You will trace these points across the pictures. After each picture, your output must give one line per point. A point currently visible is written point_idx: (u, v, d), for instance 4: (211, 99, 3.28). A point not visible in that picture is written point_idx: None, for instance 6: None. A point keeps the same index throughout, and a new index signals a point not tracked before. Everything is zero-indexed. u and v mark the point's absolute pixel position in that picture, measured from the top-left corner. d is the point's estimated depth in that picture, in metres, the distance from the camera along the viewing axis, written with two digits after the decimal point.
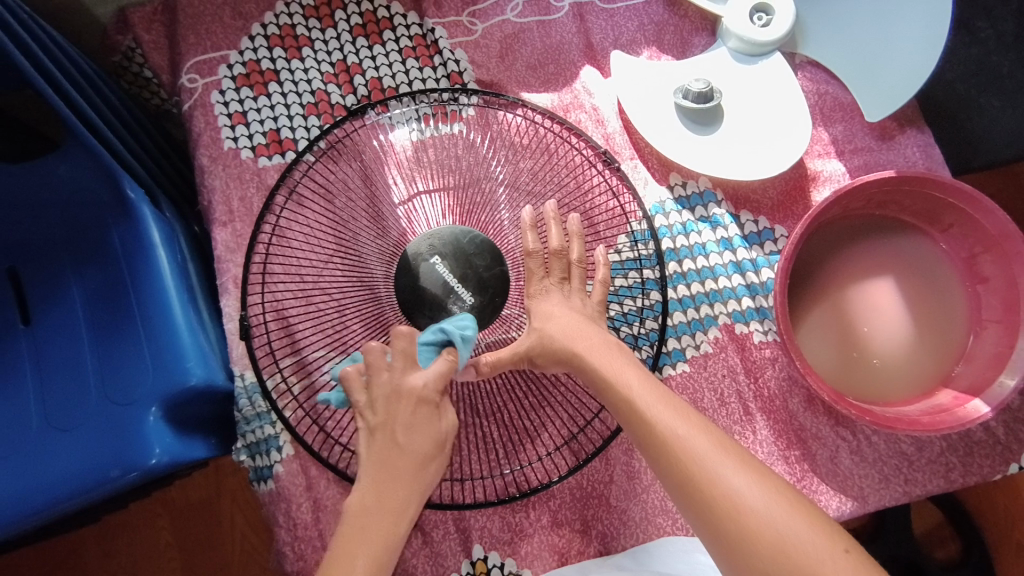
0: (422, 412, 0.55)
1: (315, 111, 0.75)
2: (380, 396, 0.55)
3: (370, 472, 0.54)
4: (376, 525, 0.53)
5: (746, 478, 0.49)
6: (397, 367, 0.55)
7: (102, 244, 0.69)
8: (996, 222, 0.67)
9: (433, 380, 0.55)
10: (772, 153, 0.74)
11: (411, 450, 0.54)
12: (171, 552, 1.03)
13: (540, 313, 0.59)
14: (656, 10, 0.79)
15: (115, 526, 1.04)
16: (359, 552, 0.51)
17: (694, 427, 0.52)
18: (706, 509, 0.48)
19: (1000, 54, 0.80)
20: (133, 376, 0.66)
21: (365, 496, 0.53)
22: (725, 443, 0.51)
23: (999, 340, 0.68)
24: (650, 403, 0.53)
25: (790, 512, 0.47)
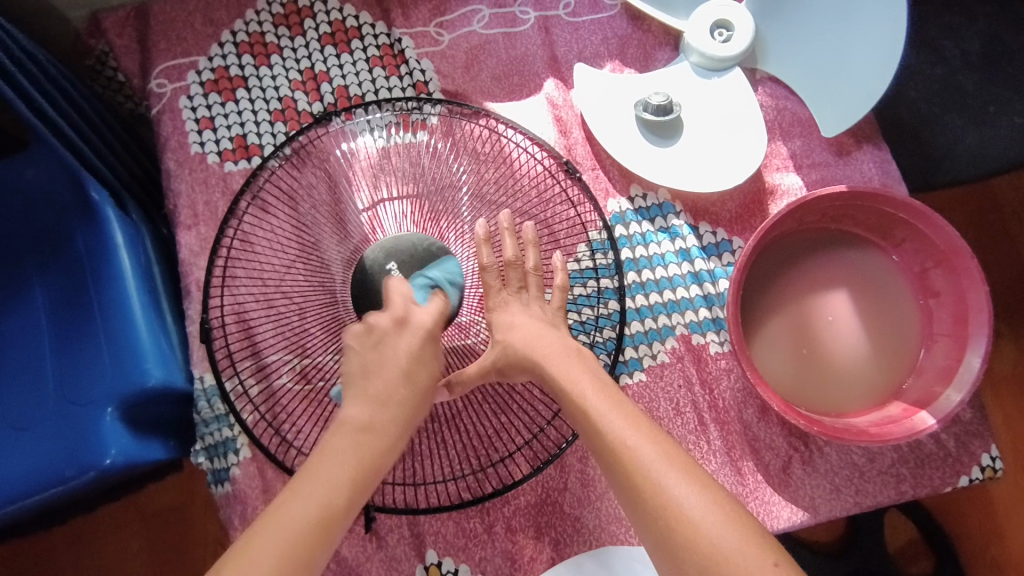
0: (427, 347, 0.58)
1: (281, 117, 0.76)
2: (383, 327, 0.57)
3: (362, 385, 0.55)
4: (372, 438, 0.53)
5: (693, 493, 0.50)
6: (399, 307, 0.59)
7: (66, 246, 0.70)
8: (945, 239, 0.69)
9: (432, 318, 0.59)
10: (728, 166, 0.75)
11: (404, 366, 0.56)
12: (140, 558, 1.03)
13: (500, 325, 0.60)
14: (620, 24, 0.81)
15: (87, 531, 1.04)
16: (343, 454, 0.52)
17: (648, 439, 0.53)
18: (653, 519, 0.50)
19: (964, 74, 0.84)
20: (90, 377, 0.66)
21: (361, 410, 0.54)
22: (678, 457, 0.52)
23: (948, 354, 0.69)
24: (603, 411, 0.54)
25: (725, 524, 0.48)
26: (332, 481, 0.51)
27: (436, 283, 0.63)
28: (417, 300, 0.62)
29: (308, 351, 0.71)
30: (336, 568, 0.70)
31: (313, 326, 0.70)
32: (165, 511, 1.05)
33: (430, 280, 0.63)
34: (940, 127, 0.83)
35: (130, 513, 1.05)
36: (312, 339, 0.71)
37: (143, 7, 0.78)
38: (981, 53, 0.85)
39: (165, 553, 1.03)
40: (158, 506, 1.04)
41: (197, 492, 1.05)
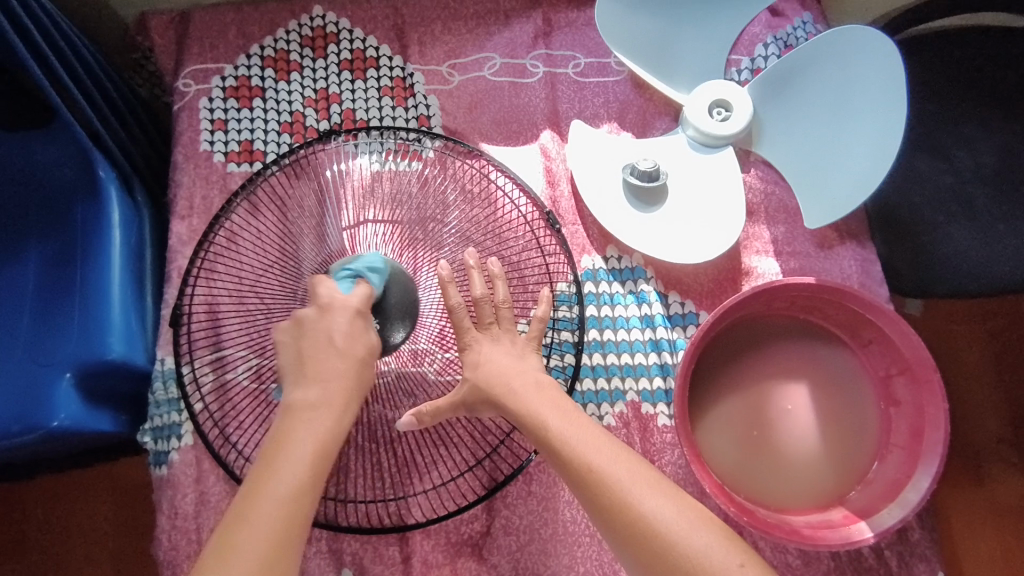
0: (360, 323, 0.59)
1: (289, 129, 0.81)
2: (309, 316, 0.59)
3: (303, 371, 0.57)
4: (316, 416, 0.55)
5: (661, 499, 0.54)
6: (321, 294, 0.59)
7: (66, 216, 0.75)
8: (913, 349, 0.68)
9: (358, 300, 0.59)
10: (705, 239, 0.75)
11: (341, 345, 0.58)
12: (105, 527, 1.05)
13: (470, 363, 0.61)
14: (622, 90, 0.84)
15: (60, 491, 1.06)
16: (291, 439, 0.53)
17: (608, 452, 0.57)
18: (629, 527, 0.53)
19: (975, 186, 0.83)
20: (57, 341, 0.70)
21: (307, 392, 0.56)
22: (643, 470, 0.56)
23: (899, 468, 0.68)
24: (561, 429, 0.58)
25: (695, 527, 0.53)
26: (291, 466, 0.52)
27: (357, 273, 0.62)
28: (341, 290, 0.61)
29: (266, 352, 0.73)
30: None
31: (276, 329, 0.72)
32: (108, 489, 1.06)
33: (352, 271, 0.62)
34: (942, 236, 0.82)
35: (103, 482, 1.06)
36: (272, 341, 0.73)
37: (187, 14, 0.85)
38: (995, 168, 0.84)
39: (100, 530, 1.05)
40: (103, 481, 1.07)
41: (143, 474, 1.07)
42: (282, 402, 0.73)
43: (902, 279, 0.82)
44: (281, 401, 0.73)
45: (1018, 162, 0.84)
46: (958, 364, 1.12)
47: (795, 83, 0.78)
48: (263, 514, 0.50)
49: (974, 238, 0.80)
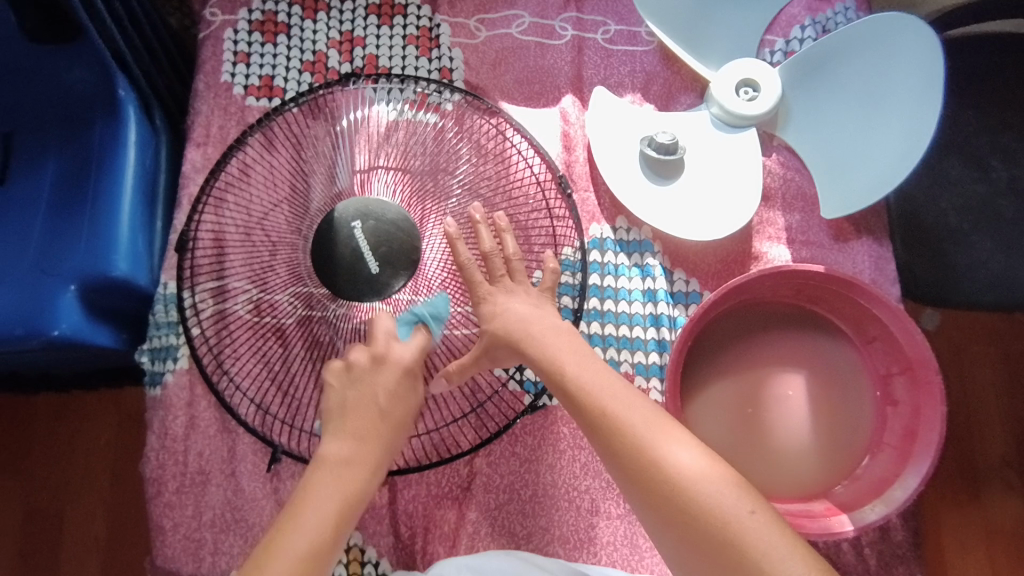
0: (405, 384, 0.61)
1: (310, 69, 0.81)
2: (361, 365, 0.61)
3: (342, 423, 0.59)
4: (350, 473, 0.57)
5: (676, 443, 0.53)
6: (380, 343, 0.62)
7: (84, 132, 0.76)
8: (915, 347, 0.66)
9: (411, 355, 0.62)
10: (716, 216, 0.74)
11: (383, 406, 0.60)
12: (106, 452, 1.07)
13: (486, 315, 0.61)
14: (650, 60, 0.82)
15: (64, 413, 1.08)
16: (325, 492, 0.55)
17: (625, 400, 0.56)
18: (644, 471, 0.52)
19: (1005, 200, 0.81)
20: (65, 251, 0.71)
21: (342, 446, 0.58)
22: (660, 417, 0.55)
23: (888, 466, 0.67)
24: (579, 375, 0.57)
25: (712, 472, 0.52)
26: (315, 521, 0.53)
27: (420, 317, 0.65)
28: (399, 335, 0.64)
29: (267, 286, 0.73)
30: (231, 497, 0.72)
31: (279, 265, 0.72)
32: (94, 416, 1.08)
33: (415, 315, 0.66)
34: (965, 244, 0.80)
35: (106, 409, 1.08)
36: (274, 277, 0.72)
37: None
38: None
39: (86, 456, 1.07)
40: (90, 408, 1.08)
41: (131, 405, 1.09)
42: (277, 337, 0.73)
43: (919, 287, 0.81)
44: (277, 336, 0.73)
45: None
46: (964, 381, 1.10)
47: (825, 68, 0.76)
48: (282, 557, 0.51)
49: (1002, 250, 0.79)
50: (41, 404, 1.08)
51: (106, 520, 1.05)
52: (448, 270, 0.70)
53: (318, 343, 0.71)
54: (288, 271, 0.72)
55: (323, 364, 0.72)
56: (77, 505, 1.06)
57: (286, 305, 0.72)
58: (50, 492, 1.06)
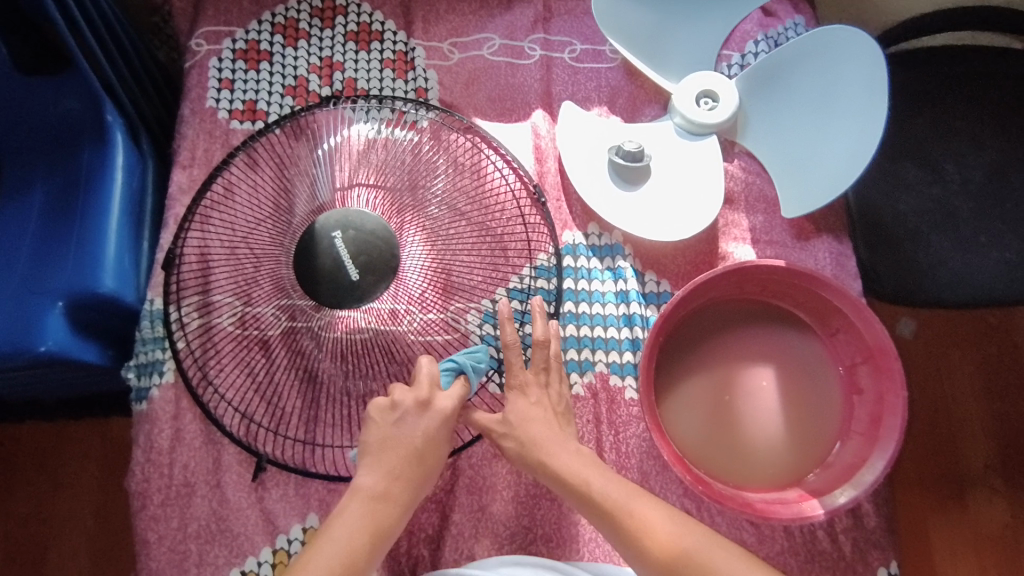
0: (444, 430, 0.61)
1: (292, 93, 0.85)
2: (405, 406, 0.61)
3: (377, 458, 0.60)
4: (383, 507, 0.58)
5: (651, 506, 0.59)
6: (424, 387, 0.62)
7: (73, 157, 0.79)
8: (876, 336, 0.69)
9: (454, 403, 0.62)
10: (682, 218, 0.78)
11: (420, 447, 0.60)
12: (92, 484, 1.07)
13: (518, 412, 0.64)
14: (615, 76, 0.87)
15: (51, 445, 1.08)
16: (354, 521, 0.56)
17: (597, 472, 0.61)
18: (667, 558, 0.56)
19: (961, 200, 0.85)
20: (52, 271, 0.73)
21: (376, 481, 0.59)
22: (629, 484, 0.61)
23: (856, 451, 0.69)
24: (549, 452, 0.62)
25: (688, 528, 0.58)
26: (341, 546, 0.55)
27: (461, 367, 0.67)
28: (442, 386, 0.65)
29: (251, 300, 0.76)
30: (217, 508, 0.73)
31: (263, 279, 0.74)
32: (78, 443, 1.08)
33: (456, 364, 0.67)
34: (925, 244, 0.83)
35: (92, 440, 1.08)
36: (258, 290, 0.75)
37: None
38: (983, 182, 0.85)
39: (70, 483, 1.07)
40: (75, 436, 1.08)
41: (113, 430, 1.08)
42: (262, 348, 0.75)
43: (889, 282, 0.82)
44: (261, 347, 0.75)
45: (1006, 177, 0.85)
46: (943, 382, 1.11)
47: (780, 77, 0.81)
48: None
49: (958, 248, 0.82)
50: (26, 432, 1.08)
51: (92, 548, 1.05)
52: (429, 278, 0.74)
53: (302, 352, 0.74)
54: (272, 283, 0.74)
55: (307, 373, 0.74)
56: (63, 533, 1.05)
57: (270, 317, 0.74)
58: (35, 521, 1.06)
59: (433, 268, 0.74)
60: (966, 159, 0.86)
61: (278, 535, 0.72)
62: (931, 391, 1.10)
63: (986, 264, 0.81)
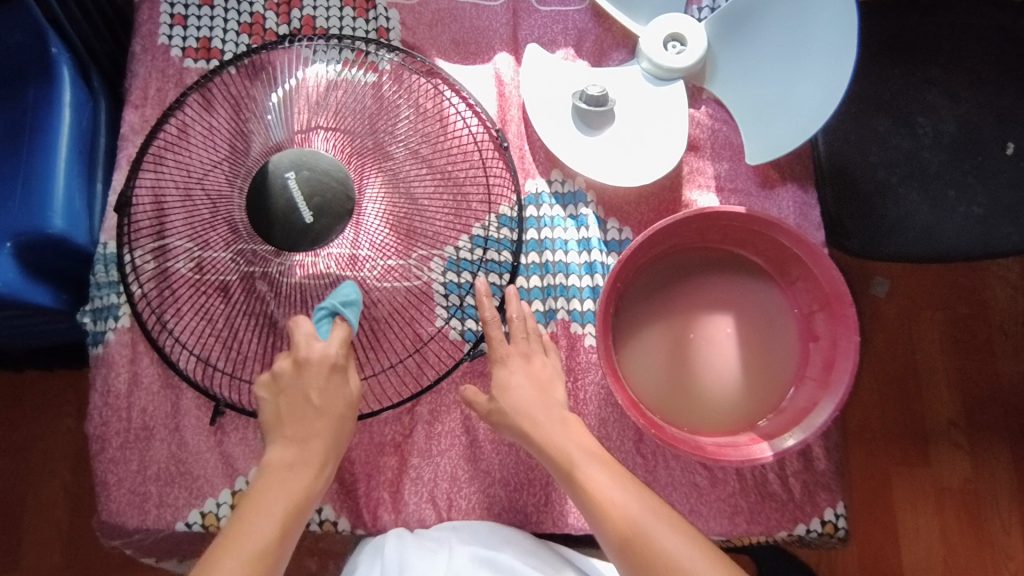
0: (337, 377, 0.65)
1: (248, 31, 0.82)
2: (286, 373, 0.65)
3: (282, 429, 0.64)
4: (296, 472, 0.62)
5: (611, 473, 0.62)
6: (300, 344, 0.65)
7: (19, 93, 0.76)
8: (831, 282, 0.70)
9: (336, 349, 0.65)
10: (646, 163, 0.77)
11: (318, 400, 0.64)
12: (66, 437, 1.07)
13: (499, 385, 0.66)
14: (582, 18, 0.84)
15: (22, 398, 1.07)
16: (274, 493, 0.60)
17: (568, 433, 0.65)
18: (629, 541, 0.59)
19: (931, 153, 0.84)
20: (0, 211, 0.71)
21: (286, 451, 0.63)
22: (594, 448, 0.64)
23: (809, 396, 0.70)
24: (528, 411, 0.65)
25: (641, 498, 0.61)
26: (269, 514, 0.59)
27: (333, 310, 0.67)
28: (319, 334, 0.67)
29: (207, 244, 0.74)
30: (176, 451, 0.73)
31: (218, 222, 0.73)
32: (47, 396, 1.07)
33: (330, 309, 0.68)
34: (892, 197, 0.82)
35: (64, 393, 1.07)
36: (214, 235, 0.74)
37: None
38: (953, 136, 0.84)
39: (41, 437, 1.07)
40: (46, 388, 1.07)
41: (81, 384, 1.08)
42: (220, 293, 0.74)
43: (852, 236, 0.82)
44: (219, 292, 0.74)
45: (977, 130, 0.84)
46: (910, 340, 1.11)
47: (751, 21, 0.78)
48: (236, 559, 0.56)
49: (924, 202, 0.82)
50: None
51: (66, 499, 1.05)
52: (388, 223, 0.72)
53: (261, 298, 0.73)
54: (226, 227, 0.72)
55: (266, 320, 0.73)
56: (36, 485, 1.06)
57: (226, 262, 0.73)
58: (8, 472, 1.06)
59: (391, 213, 0.73)
60: (938, 111, 0.85)
61: (237, 477, 0.73)
62: (899, 350, 1.11)
63: (950, 218, 0.81)
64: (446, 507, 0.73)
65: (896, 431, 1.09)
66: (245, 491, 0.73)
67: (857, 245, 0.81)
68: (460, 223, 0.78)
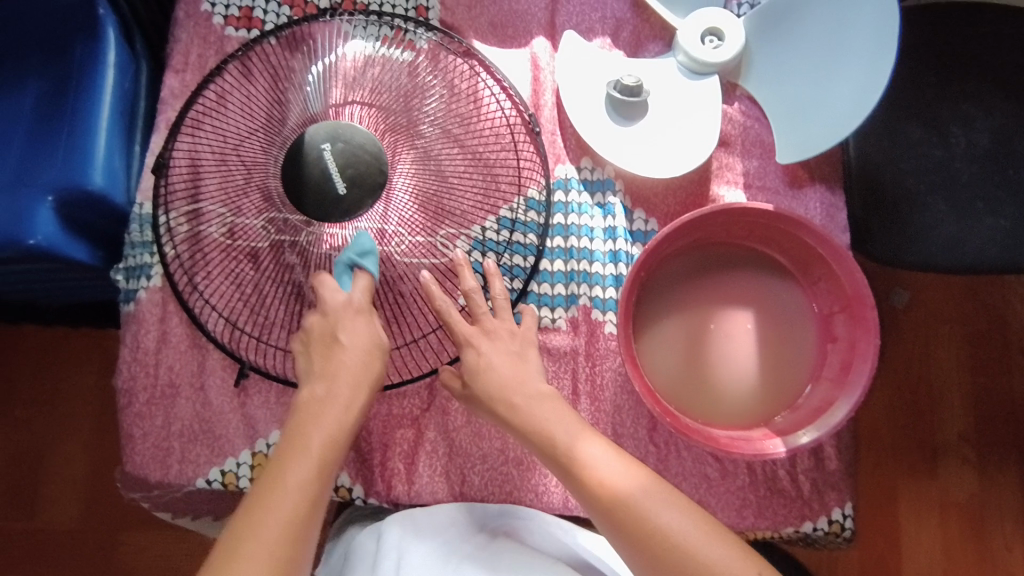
0: (361, 320, 0.64)
1: (289, 2, 0.83)
2: (316, 327, 0.64)
3: (323, 365, 0.62)
4: (328, 407, 0.61)
5: (592, 442, 0.63)
6: (325, 300, 0.64)
7: (65, 52, 0.78)
8: (854, 285, 0.70)
9: (361, 296, 0.65)
10: (676, 156, 0.78)
11: (347, 345, 0.63)
12: (90, 392, 1.09)
13: (472, 367, 0.64)
14: (620, 7, 0.84)
15: (48, 352, 1.10)
16: (315, 435, 0.60)
17: (547, 404, 0.64)
18: (615, 507, 0.60)
19: (963, 163, 0.83)
20: (43, 166, 0.73)
21: (319, 386, 0.62)
22: (573, 418, 0.65)
23: (824, 396, 0.71)
24: (507, 383, 0.64)
25: (622, 464, 0.62)
26: (309, 455, 0.59)
27: (351, 261, 0.67)
28: (341, 286, 0.66)
29: (240, 210, 0.75)
30: (200, 410, 0.75)
31: (252, 190, 0.74)
32: (74, 352, 1.10)
33: (349, 259, 0.67)
34: (920, 206, 0.82)
35: (89, 349, 1.10)
36: (247, 202, 0.75)
37: None
38: (986, 147, 0.84)
39: (65, 392, 1.09)
40: (72, 343, 1.10)
41: (107, 343, 1.10)
42: (249, 259, 0.76)
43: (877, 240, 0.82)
44: (249, 258, 0.76)
45: (1011, 143, 0.84)
46: (926, 350, 1.11)
47: (791, 19, 0.78)
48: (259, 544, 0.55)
49: (952, 213, 0.82)
50: (22, 338, 1.10)
51: (86, 451, 1.08)
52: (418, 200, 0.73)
53: (289, 266, 0.74)
54: (259, 195, 0.74)
55: (293, 288, 0.75)
56: (59, 437, 1.09)
57: (258, 228, 0.74)
58: (32, 422, 1.09)
59: (420, 190, 0.74)
60: (973, 122, 0.85)
61: (257, 439, 0.75)
62: (914, 360, 1.11)
63: (977, 230, 0.81)
64: (459, 481, 0.75)
65: (905, 440, 1.10)
66: (265, 453, 0.74)
67: (882, 251, 0.81)
68: (488, 204, 0.79)
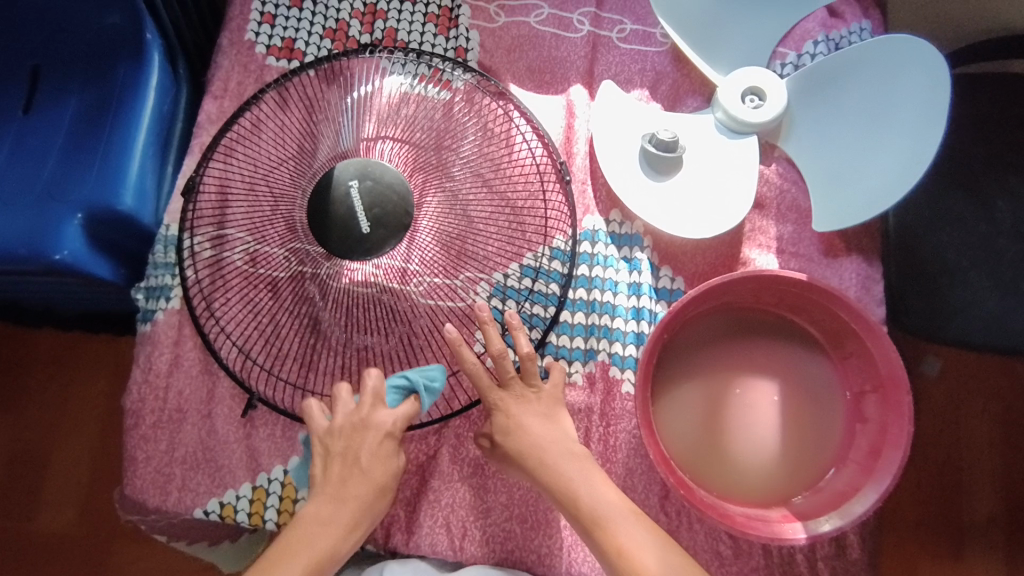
0: (388, 446, 0.63)
1: (331, 36, 0.84)
2: (344, 425, 0.63)
3: (338, 488, 0.60)
4: (334, 525, 0.59)
5: (638, 528, 0.59)
6: (366, 404, 0.64)
7: (109, 72, 0.79)
8: (889, 365, 0.67)
9: (394, 420, 0.64)
10: (709, 215, 0.75)
11: (368, 497, 0.61)
12: (100, 399, 1.10)
13: (500, 429, 0.65)
14: (661, 61, 0.84)
15: (61, 356, 1.11)
16: (308, 543, 0.58)
17: (594, 482, 0.62)
18: None
19: (1009, 240, 0.80)
20: (77, 182, 0.74)
21: (323, 509, 0.60)
22: (619, 499, 0.62)
23: (850, 480, 0.67)
24: (546, 450, 0.64)
25: (668, 555, 0.58)
26: (302, 559, 0.57)
27: (413, 386, 0.67)
28: (387, 404, 0.66)
29: (264, 239, 0.75)
30: (205, 438, 0.74)
31: (277, 220, 0.74)
32: (89, 357, 1.11)
33: (407, 382, 0.68)
34: (962, 282, 0.78)
35: (102, 357, 1.11)
36: (271, 231, 0.75)
37: None
38: None
39: (77, 396, 1.10)
40: (85, 349, 1.11)
41: (123, 350, 1.11)
42: (268, 289, 0.75)
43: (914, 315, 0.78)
44: (269, 287, 0.75)
45: None
46: (958, 428, 1.06)
47: (837, 84, 0.76)
48: None
49: (996, 292, 0.78)
50: (40, 340, 1.11)
51: (90, 459, 1.08)
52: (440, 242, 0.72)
53: (308, 299, 0.73)
54: (284, 225, 0.73)
55: (309, 321, 0.74)
56: (66, 441, 1.09)
57: (279, 258, 0.74)
58: (40, 424, 1.09)
59: (444, 232, 0.73)
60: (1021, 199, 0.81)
61: (259, 472, 0.73)
62: (945, 437, 1.06)
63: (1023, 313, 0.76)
64: (459, 535, 0.72)
65: (932, 523, 1.04)
66: (265, 488, 0.73)
67: (919, 326, 0.77)
68: (512, 250, 0.77)
